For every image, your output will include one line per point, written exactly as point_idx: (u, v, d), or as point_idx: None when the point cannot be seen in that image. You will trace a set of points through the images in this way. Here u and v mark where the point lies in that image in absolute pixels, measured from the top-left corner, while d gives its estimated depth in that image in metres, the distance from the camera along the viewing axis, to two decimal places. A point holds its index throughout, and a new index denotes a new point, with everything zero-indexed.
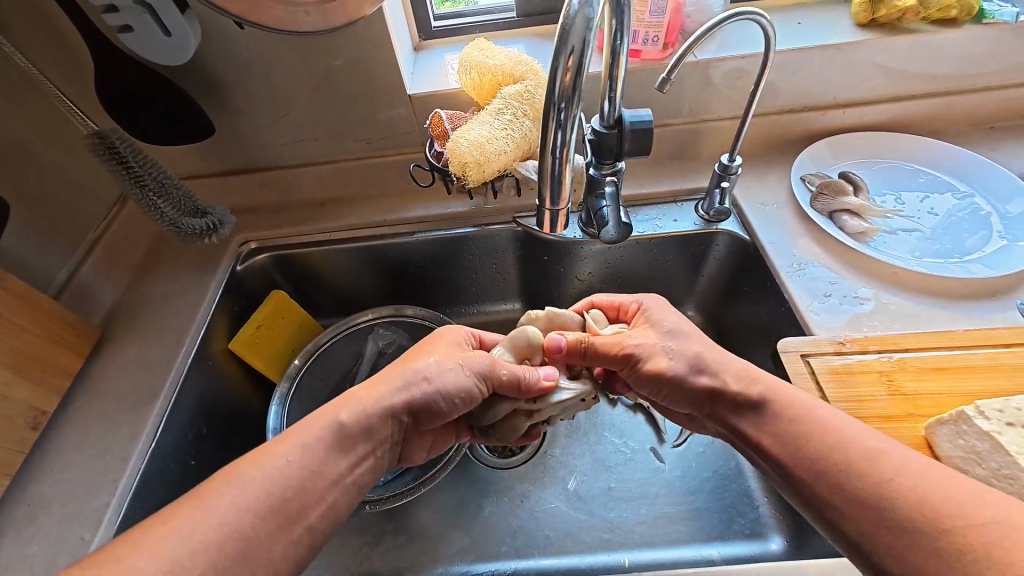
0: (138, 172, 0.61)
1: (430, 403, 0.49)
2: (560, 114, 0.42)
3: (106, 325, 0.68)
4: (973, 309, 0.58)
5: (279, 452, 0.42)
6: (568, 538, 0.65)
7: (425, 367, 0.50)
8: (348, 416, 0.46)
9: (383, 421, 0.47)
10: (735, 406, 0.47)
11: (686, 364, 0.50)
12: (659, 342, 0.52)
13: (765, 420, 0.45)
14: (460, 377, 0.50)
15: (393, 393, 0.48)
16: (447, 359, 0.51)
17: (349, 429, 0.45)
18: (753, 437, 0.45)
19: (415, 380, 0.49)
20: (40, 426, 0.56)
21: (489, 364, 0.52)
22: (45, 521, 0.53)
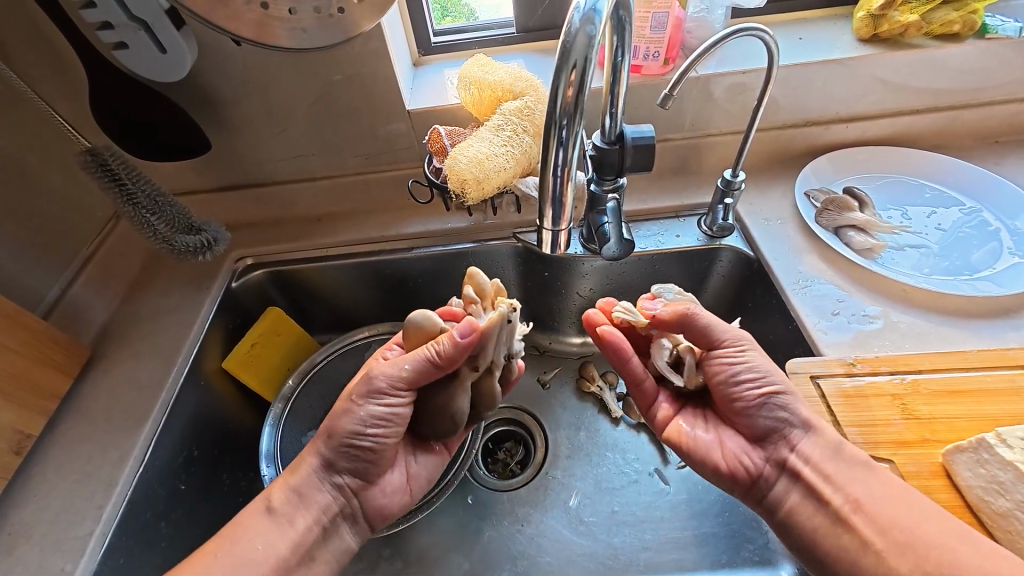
0: (131, 189, 0.60)
1: (347, 452, 0.50)
2: (561, 131, 0.41)
3: (97, 343, 0.66)
4: (986, 329, 0.56)
5: (211, 551, 0.45)
6: (569, 565, 0.63)
7: (326, 422, 0.52)
8: (278, 497, 0.49)
9: (312, 484, 0.50)
10: (831, 458, 0.46)
11: (797, 391, 0.49)
12: (774, 363, 0.51)
13: (872, 479, 0.44)
14: (356, 413, 0.50)
15: (312, 449, 0.51)
16: (342, 403, 0.52)
17: (278, 506, 0.48)
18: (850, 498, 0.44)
19: (323, 437, 0.51)
20: (24, 450, 0.55)
21: (382, 382, 0.50)
22: (25, 552, 0.50)
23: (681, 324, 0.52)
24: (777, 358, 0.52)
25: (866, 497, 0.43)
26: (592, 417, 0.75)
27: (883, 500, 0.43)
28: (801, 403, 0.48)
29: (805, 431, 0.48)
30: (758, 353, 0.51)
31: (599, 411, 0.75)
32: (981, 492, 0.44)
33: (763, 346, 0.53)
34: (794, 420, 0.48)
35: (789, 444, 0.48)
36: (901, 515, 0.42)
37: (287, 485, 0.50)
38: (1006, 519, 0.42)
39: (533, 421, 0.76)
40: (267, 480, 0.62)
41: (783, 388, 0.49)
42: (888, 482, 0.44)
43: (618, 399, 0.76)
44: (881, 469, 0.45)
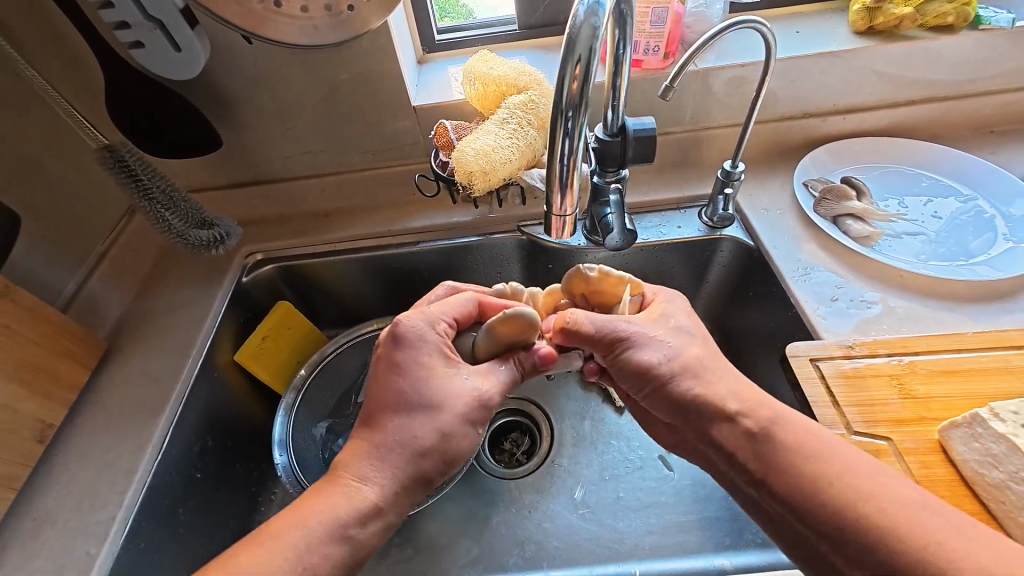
0: (147, 185, 0.62)
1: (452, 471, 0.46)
2: (567, 122, 0.42)
3: (113, 337, 0.68)
4: (982, 312, 0.58)
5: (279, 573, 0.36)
6: (576, 550, 0.64)
7: (439, 447, 0.44)
8: (356, 522, 0.40)
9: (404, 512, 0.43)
10: (733, 435, 0.44)
11: (679, 366, 0.47)
12: (661, 335, 0.49)
13: (770, 449, 0.42)
14: (473, 438, 0.46)
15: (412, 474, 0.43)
16: (454, 419, 0.45)
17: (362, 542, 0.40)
18: (756, 472, 0.42)
19: (435, 461, 0.44)
20: (46, 439, 0.56)
21: (494, 403, 0.49)
22: (50, 537, 0.52)
23: (563, 333, 0.52)
24: (652, 329, 0.50)
25: (770, 466, 0.41)
26: (597, 407, 0.76)
27: (785, 469, 0.40)
28: (689, 383, 0.46)
29: (700, 403, 0.46)
30: (637, 335, 0.49)
31: (604, 401, 0.77)
32: (976, 465, 0.45)
33: (649, 318, 0.51)
34: (684, 401, 0.46)
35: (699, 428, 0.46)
36: (795, 479, 0.40)
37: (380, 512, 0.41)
38: (1000, 491, 0.44)
39: (539, 411, 0.77)
40: (280, 467, 0.63)
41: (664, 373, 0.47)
42: (791, 445, 0.41)
43: None
44: (785, 429, 0.42)
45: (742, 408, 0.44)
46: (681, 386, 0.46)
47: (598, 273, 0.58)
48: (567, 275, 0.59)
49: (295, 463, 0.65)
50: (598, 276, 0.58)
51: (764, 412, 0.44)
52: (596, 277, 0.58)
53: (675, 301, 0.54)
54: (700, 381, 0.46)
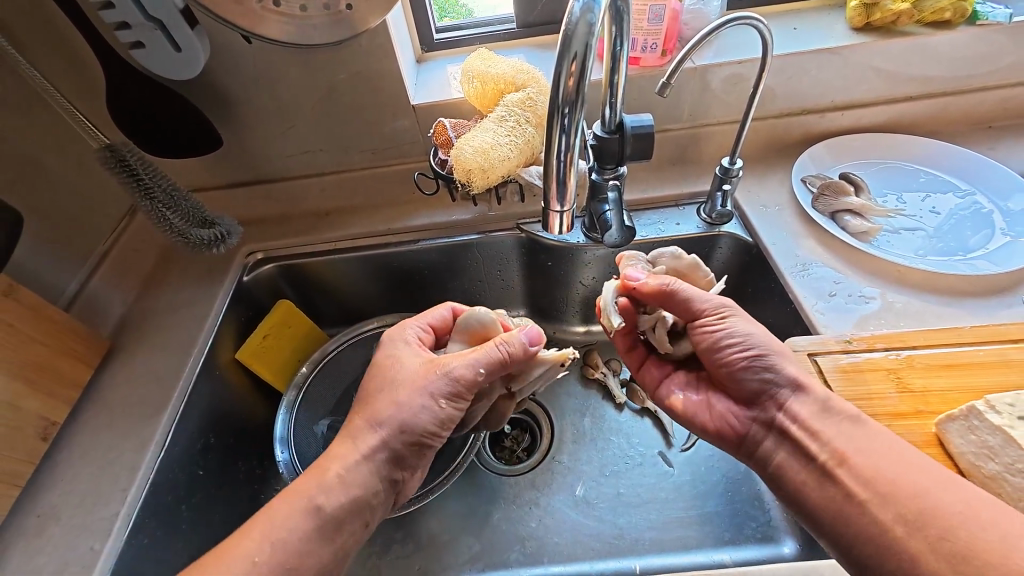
0: (148, 184, 0.62)
1: (411, 446, 0.49)
2: (564, 119, 0.42)
3: (115, 336, 0.68)
4: (979, 307, 0.58)
5: (245, 550, 0.41)
6: (577, 545, 0.65)
7: (392, 417, 0.48)
8: (325, 496, 0.45)
9: (373, 487, 0.47)
10: (819, 416, 0.46)
11: (775, 348, 0.50)
12: (749, 318, 0.52)
13: (856, 429, 0.44)
14: (432, 412, 0.49)
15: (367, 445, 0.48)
16: (408, 392, 0.49)
17: (330, 513, 0.44)
18: (837, 451, 0.44)
19: (393, 431, 0.48)
20: (49, 437, 0.57)
21: (460, 381, 0.49)
22: (54, 533, 0.53)
23: (667, 294, 0.54)
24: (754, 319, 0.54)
25: (852, 449, 0.43)
26: (597, 404, 0.76)
27: (871, 452, 0.42)
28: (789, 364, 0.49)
29: (793, 391, 0.48)
30: (733, 310, 0.52)
31: (604, 398, 0.77)
32: (972, 458, 0.46)
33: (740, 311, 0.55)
34: (785, 379, 0.49)
35: (777, 404, 0.49)
36: (882, 464, 0.42)
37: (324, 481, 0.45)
38: (996, 483, 0.44)
39: (539, 409, 0.77)
40: (281, 465, 0.64)
41: (772, 348, 0.50)
42: (876, 434, 0.44)
43: (622, 385, 0.77)
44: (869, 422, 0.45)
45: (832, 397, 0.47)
46: (784, 367, 0.49)
47: (693, 260, 0.60)
48: (666, 251, 0.60)
49: (296, 461, 0.65)
50: (688, 263, 0.59)
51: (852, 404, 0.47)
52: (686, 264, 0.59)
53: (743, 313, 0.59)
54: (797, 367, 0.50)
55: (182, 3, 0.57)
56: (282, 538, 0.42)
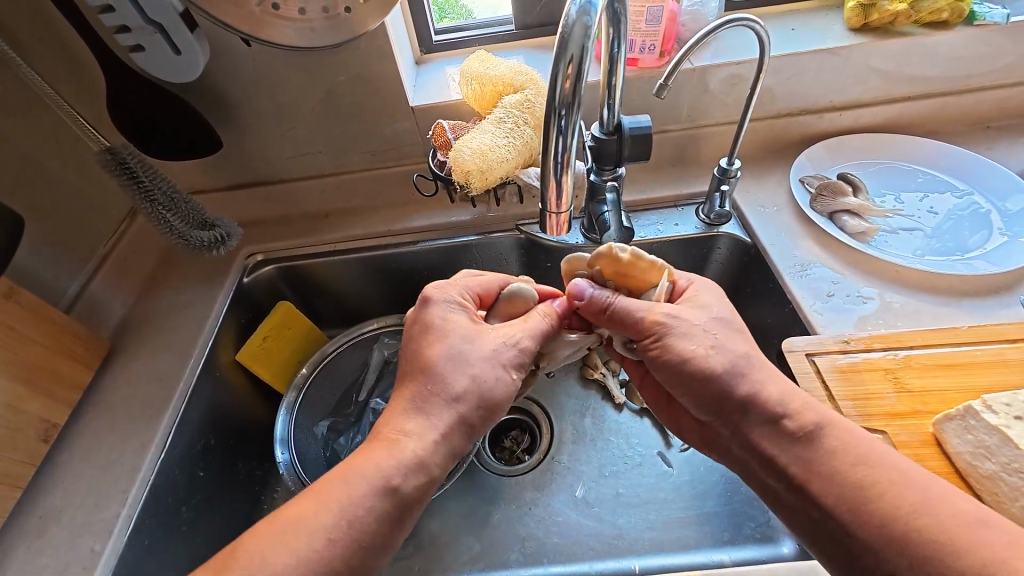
0: (148, 187, 0.62)
1: (486, 418, 0.48)
2: (561, 120, 0.43)
3: (115, 337, 0.68)
4: (977, 307, 0.58)
5: (322, 527, 0.39)
6: (576, 545, 0.65)
7: (472, 389, 0.47)
8: (400, 476, 0.42)
9: (448, 460, 0.45)
10: (773, 438, 0.44)
11: (726, 363, 0.46)
12: (702, 328, 0.48)
13: (809, 451, 0.42)
14: (505, 382, 0.49)
15: (443, 421, 0.45)
16: (480, 363, 0.48)
17: (408, 490, 0.42)
18: (796, 476, 0.42)
19: (473, 404, 0.47)
20: (50, 438, 0.57)
21: (524, 350, 0.51)
22: (56, 534, 0.53)
23: (601, 318, 0.52)
24: (698, 323, 0.48)
25: (812, 473, 0.41)
26: (597, 404, 0.77)
27: (831, 475, 0.40)
28: (739, 383, 0.45)
29: (744, 412, 0.45)
30: (678, 326, 0.48)
31: (603, 398, 0.77)
32: (969, 457, 0.46)
33: (691, 310, 0.49)
34: (732, 399, 0.46)
35: (730, 427, 0.46)
36: (843, 489, 0.40)
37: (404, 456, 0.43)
38: (993, 483, 0.44)
39: (538, 409, 0.77)
40: (282, 464, 0.64)
41: (712, 369, 0.46)
42: (833, 453, 0.41)
43: (622, 386, 0.77)
44: (829, 439, 0.42)
45: (788, 411, 0.44)
46: (730, 388, 0.46)
47: (630, 255, 0.53)
48: (597, 250, 0.54)
49: (296, 461, 0.65)
50: (630, 259, 0.53)
51: (811, 417, 0.43)
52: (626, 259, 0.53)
53: (710, 292, 0.52)
54: (748, 381, 0.46)
55: (181, 6, 0.57)
56: (357, 515, 0.40)
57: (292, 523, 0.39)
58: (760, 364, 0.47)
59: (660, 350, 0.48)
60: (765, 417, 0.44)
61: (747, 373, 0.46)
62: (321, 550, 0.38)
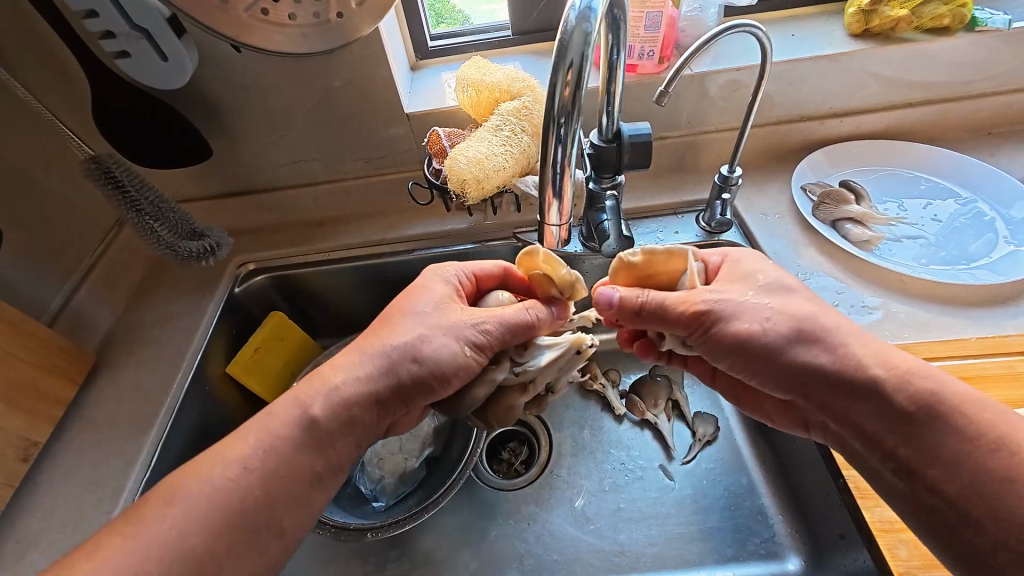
0: (134, 196, 0.60)
1: (421, 383, 0.46)
2: (560, 129, 0.41)
3: (101, 351, 0.66)
4: (985, 317, 0.57)
5: (239, 455, 0.41)
6: (576, 562, 0.63)
7: (411, 342, 0.46)
8: (322, 408, 0.44)
9: (366, 408, 0.46)
10: (870, 412, 0.42)
11: (790, 332, 0.45)
12: (753, 302, 0.46)
13: (916, 428, 0.40)
14: (454, 354, 0.46)
15: (375, 367, 0.46)
16: (432, 326, 0.47)
17: (321, 424, 0.43)
18: (892, 449, 0.41)
19: (402, 356, 0.46)
20: (31, 457, 0.55)
21: (493, 338, 0.48)
22: (33, 560, 0.51)
23: (638, 320, 0.49)
24: (743, 299, 0.46)
25: (912, 447, 0.40)
26: (596, 415, 0.75)
27: (951, 459, 0.38)
28: (812, 352, 0.44)
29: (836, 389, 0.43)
30: (722, 305, 0.46)
31: (602, 409, 0.75)
32: None
33: (733, 285, 0.48)
34: (815, 374, 0.44)
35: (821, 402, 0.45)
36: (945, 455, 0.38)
37: (326, 395, 0.45)
38: None
39: (538, 420, 0.75)
40: None
41: (777, 345, 0.45)
42: (938, 425, 0.39)
43: (621, 397, 0.76)
44: (945, 410, 0.39)
45: (886, 380, 0.41)
46: (809, 359, 0.44)
47: (642, 255, 0.50)
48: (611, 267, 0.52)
49: None
50: (643, 259, 0.50)
51: (924, 385, 0.40)
52: (639, 261, 0.50)
53: (748, 258, 0.50)
54: (832, 351, 0.44)
55: (169, 12, 0.55)
56: (275, 443, 0.42)
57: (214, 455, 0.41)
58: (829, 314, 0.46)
59: (711, 337, 0.47)
60: (863, 390, 0.42)
61: (819, 339, 0.44)
62: (237, 476, 0.40)
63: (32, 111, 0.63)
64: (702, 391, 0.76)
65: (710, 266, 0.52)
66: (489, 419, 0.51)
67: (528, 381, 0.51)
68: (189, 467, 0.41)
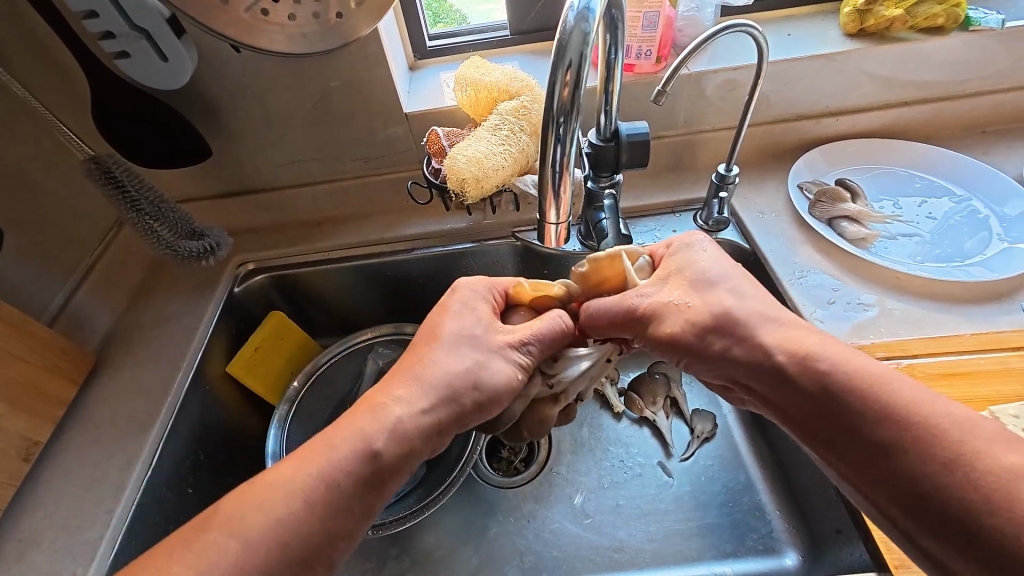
0: (134, 196, 0.61)
1: (482, 407, 0.45)
2: (559, 128, 0.42)
3: (101, 351, 0.67)
4: (979, 314, 0.58)
5: (299, 493, 0.38)
6: (575, 558, 0.64)
7: (468, 366, 0.45)
8: (385, 442, 0.41)
9: (428, 439, 0.43)
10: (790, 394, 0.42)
11: (707, 324, 0.46)
12: (678, 298, 0.48)
13: (833, 410, 0.39)
14: (508, 374, 0.47)
15: (434, 396, 0.44)
16: (484, 351, 0.47)
17: (386, 460, 0.40)
18: (822, 435, 0.40)
19: (462, 381, 0.45)
20: (31, 457, 0.55)
21: (535, 356, 0.49)
22: (35, 558, 0.51)
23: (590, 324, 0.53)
24: (670, 298, 0.48)
25: (835, 430, 0.39)
26: (596, 413, 0.75)
27: (854, 433, 0.38)
28: (730, 340, 0.45)
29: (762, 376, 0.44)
30: (651, 304, 0.48)
31: (601, 406, 0.76)
32: None
33: (662, 284, 0.49)
34: (739, 363, 0.45)
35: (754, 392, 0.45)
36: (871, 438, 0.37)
37: (388, 428, 0.41)
38: None
39: None
40: None
41: (701, 337, 0.46)
42: (859, 406, 0.38)
43: (620, 395, 0.76)
44: (848, 384, 0.39)
45: (802, 362, 0.41)
46: (721, 347, 0.45)
47: (588, 265, 0.52)
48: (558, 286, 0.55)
49: None
50: (588, 270, 0.52)
51: (821, 361, 0.41)
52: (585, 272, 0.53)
53: (686, 250, 0.50)
54: (742, 340, 0.45)
55: (168, 12, 0.56)
56: (334, 482, 0.39)
57: (266, 491, 0.38)
58: (755, 300, 0.46)
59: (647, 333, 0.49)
60: (773, 373, 0.43)
61: (735, 328, 0.45)
62: (295, 514, 0.37)
63: (31, 111, 0.63)
64: (700, 389, 0.77)
65: (657, 260, 0.52)
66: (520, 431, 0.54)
67: (557, 393, 0.53)
68: (238, 501, 0.38)
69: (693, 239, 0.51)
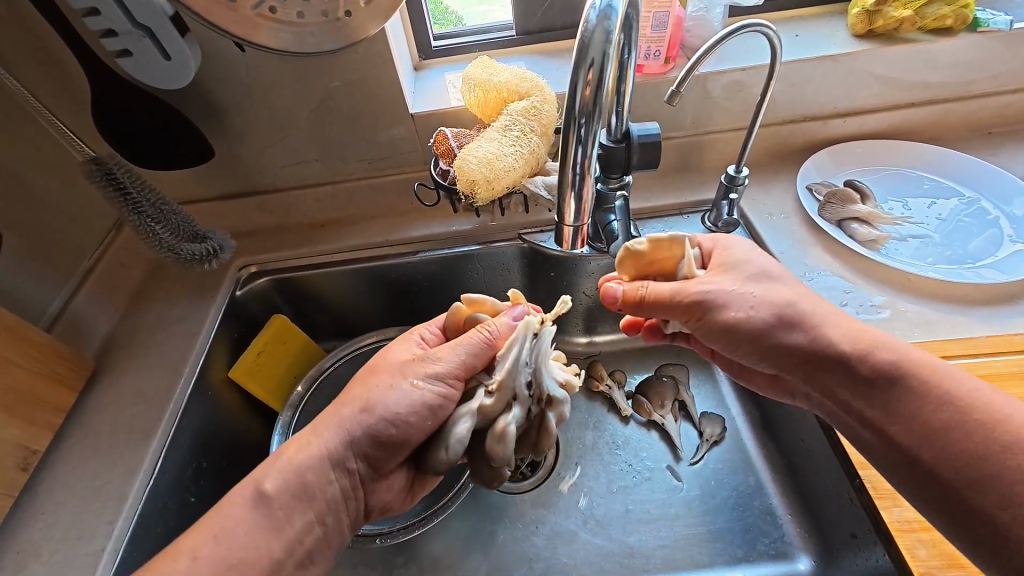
0: (135, 199, 0.59)
1: (375, 435, 0.46)
2: (580, 130, 0.41)
3: (100, 357, 0.65)
4: (992, 316, 0.57)
5: (195, 543, 0.40)
6: (586, 565, 0.63)
7: (363, 395, 0.47)
8: (274, 482, 0.44)
9: (321, 474, 0.45)
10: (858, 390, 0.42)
11: (777, 314, 0.46)
12: (740, 288, 0.48)
13: (917, 415, 0.39)
14: (404, 395, 0.46)
15: (330, 431, 0.46)
16: (390, 376, 0.48)
17: (274, 496, 0.43)
18: (901, 441, 0.39)
19: (356, 411, 0.47)
20: (29, 467, 0.54)
21: (450, 366, 0.48)
22: (34, 571, 0.49)
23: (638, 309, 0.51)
24: (733, 289, 0.48)
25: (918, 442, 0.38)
26: (604, 416, 0.74)
27: (909, 418, 0.39)
28: (793, 333, 0.46)
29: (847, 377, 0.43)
30: (714, 296, 0.48)
31: (609, 409, 0.75)
32: None
33: (722, 274, 0.49)
34: (798, 352, 0.46)
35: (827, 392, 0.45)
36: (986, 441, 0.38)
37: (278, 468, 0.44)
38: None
39: None
40: None
41: (766, 327, 0.47)
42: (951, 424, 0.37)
43: (627, 398, 0.75)
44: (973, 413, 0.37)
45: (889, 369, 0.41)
46: (785, 337, 0.46)
47: (647, 242, 0.51)
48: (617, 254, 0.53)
49: None
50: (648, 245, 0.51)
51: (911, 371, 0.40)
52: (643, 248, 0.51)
53: (738, 245, 0.51)
54: (807, 331, 0.45)
55: (172, 9, 0.54)
56: (242, 515, 0.41)
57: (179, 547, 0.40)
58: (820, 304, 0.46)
59: (709, 324, 0.49)
60: (865, 385, 0.42)
61: (797, 322, 0.46)
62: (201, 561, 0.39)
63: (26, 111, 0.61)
64: (708, 392, 0.76)
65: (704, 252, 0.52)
66: (487, 457, 0.47)
67: (509, 399, 0.48)
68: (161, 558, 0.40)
69: (732, 238, 0.52)
